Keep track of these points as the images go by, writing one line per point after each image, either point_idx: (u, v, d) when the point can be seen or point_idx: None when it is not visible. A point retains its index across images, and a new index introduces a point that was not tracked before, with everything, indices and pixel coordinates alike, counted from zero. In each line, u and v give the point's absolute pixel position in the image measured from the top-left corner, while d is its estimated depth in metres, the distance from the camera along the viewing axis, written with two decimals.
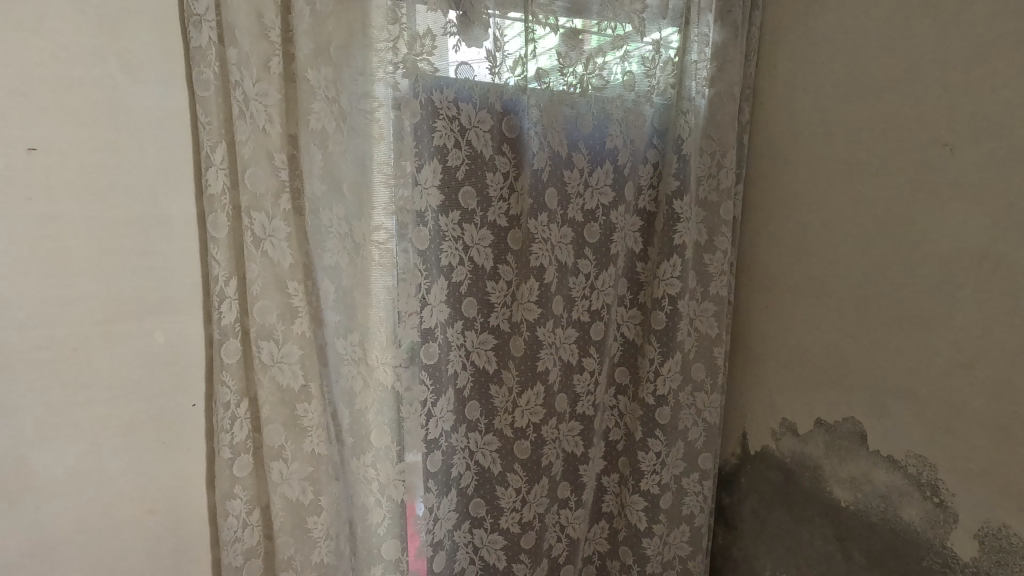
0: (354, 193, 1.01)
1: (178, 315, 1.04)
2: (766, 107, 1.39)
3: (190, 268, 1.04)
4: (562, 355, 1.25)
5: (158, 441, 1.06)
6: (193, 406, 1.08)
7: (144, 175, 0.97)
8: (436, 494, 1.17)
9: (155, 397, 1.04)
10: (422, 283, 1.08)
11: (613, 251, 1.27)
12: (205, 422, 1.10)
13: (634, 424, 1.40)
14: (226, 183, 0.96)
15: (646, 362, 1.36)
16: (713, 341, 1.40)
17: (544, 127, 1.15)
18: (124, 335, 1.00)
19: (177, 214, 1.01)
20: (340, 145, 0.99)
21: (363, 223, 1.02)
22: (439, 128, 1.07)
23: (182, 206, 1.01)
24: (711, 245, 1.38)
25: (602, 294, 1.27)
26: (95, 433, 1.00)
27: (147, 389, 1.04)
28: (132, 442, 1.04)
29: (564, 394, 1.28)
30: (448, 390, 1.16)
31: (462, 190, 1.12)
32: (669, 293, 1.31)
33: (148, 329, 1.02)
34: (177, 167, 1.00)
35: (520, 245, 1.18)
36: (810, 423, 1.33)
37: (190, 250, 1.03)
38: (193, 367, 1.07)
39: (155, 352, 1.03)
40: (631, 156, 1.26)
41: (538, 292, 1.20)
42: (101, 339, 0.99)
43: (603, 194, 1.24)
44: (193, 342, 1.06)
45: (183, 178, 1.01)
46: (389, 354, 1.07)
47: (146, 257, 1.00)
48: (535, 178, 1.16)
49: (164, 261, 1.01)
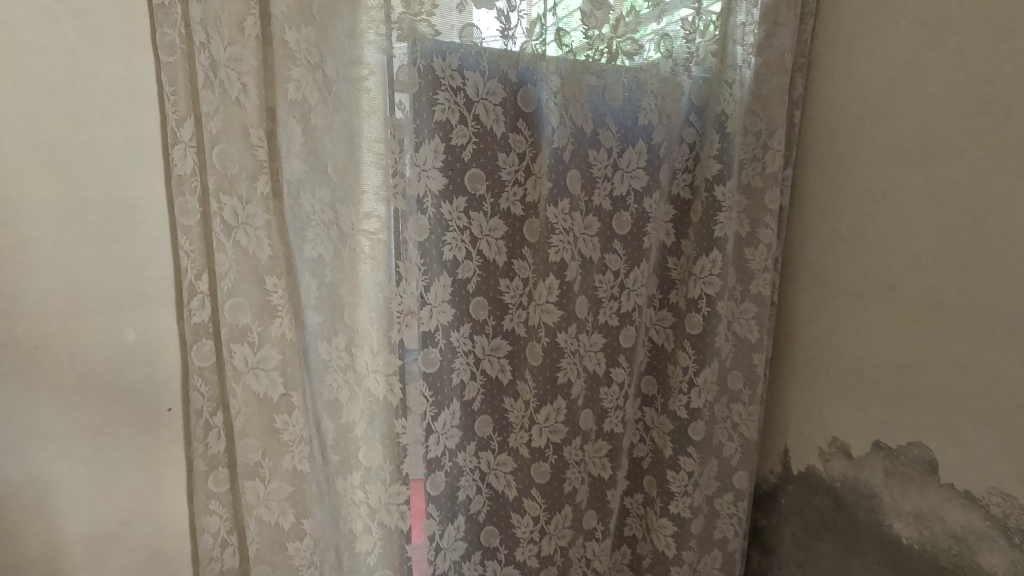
0: (346, 182, 0.89)
1: (152, 310, 0.93)
2: (823, 79, 1.20)
3: (165, 257, 0.92)
4: (587, 364, 1.10)
5: (128, 450, 0.95)
6: (170, 410, 0.97)
7: (106, 153, 0.86)
8: (439, 520, 1.05)
9: (124, 402, 0.94)
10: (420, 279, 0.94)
11: (645, 246, 1.11)
12: (182, 429, 0.99)
13: (664, 441, 1.25)
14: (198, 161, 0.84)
15: (679, 371, 1.20)
16: (753, 347, 1.24)
17: (565, 98, 0.99)
18: (86, 334, 0.89)
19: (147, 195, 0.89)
20: (324, 118, 0.86)
21: (345, 211, 0.89)
22: (441, 100, 0.91)
23: (154, 186, 0.90)
24: (753, 237, 1.21)
25: (633, 294, 1.12)
26: (56, 441, 0.90)
27: (117, 393, 0.93)
28: (99, 451, 0.93)
29: (589, 410, 1.13)
30: (452, 403, 1.02)
31: (469, 173, 0.97)
32: (705, 294, 1.16)
33: (114, 327, 0.91)
34: (146, 142, 0.88)
35: (543, 245, 1.03)
36: (865, 444, 1.16)
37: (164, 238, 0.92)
38: (169, 368, 0.96)
39: (126, 352, 0.92)
40: (667, 134, 1.09)
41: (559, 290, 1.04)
42: (65, 339, 0.88)
43: (636, 177, 1.08)
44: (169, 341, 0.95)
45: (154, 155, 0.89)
46: (386, 358, 0.92)
47: (114, 246, 0.88)
48: (553, 163, 1.01)
49: (134, 250, 0.90)
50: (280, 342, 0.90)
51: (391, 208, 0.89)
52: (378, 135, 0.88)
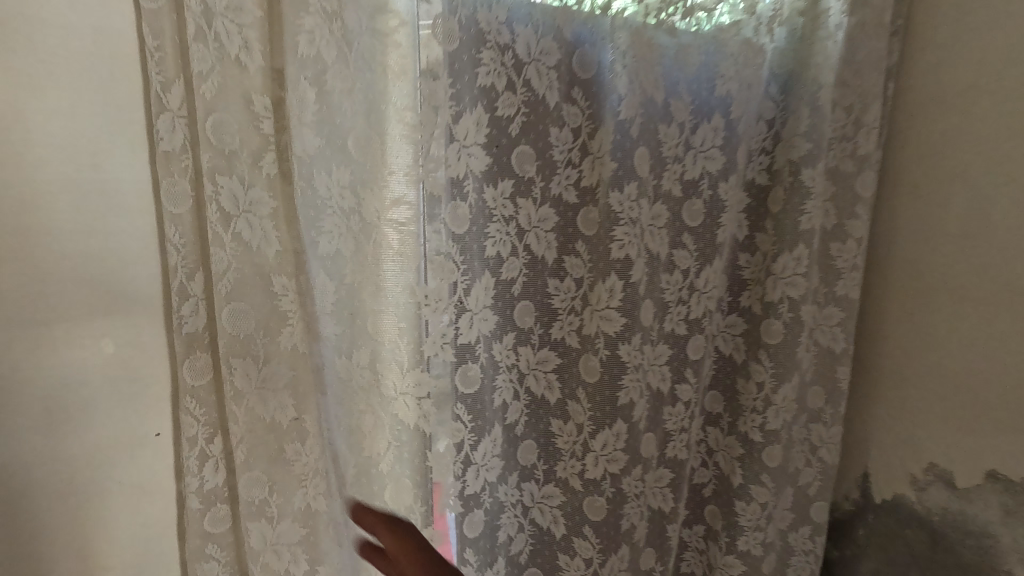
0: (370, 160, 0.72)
1: (125, 320, 0.70)
2: (923, 45, 1.02)
3: (143, 247, 0.70)
4: (649, 381, 0.93)
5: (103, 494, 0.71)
6: (156, 441, 0.73)
7: (67, 106, 0.64)
8: (477, 567, 0.87)
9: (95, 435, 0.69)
10: (459, 280, 0.77)
11: (719, 240, 0.94)
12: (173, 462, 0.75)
13: (731, 466, 1.08)
14: (191, 133, 0.67)
15: (752, 387, 1.04)
16: (838, 358, 1.06)
17: (633, 61, 0.82)
18: (48, 349, 0.66)
19: (117, 166, 0.67)
20: (343, 80, 0.69)
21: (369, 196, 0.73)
22: (485, 60, 0.74)
23: (129, 156, 0.68)
24: (841, 230, 1.03)
25: (704, 298, 0.95)
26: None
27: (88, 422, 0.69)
28: (63, 503, 0.68)
29: (650, 434, 0.96)
30: (495, 428, 0.85)
31: (517, 151, 0.80)
32: (785, 297, 0.99)
33: (86, 339, 0.68)
34: (117, 98, 0.66)
35: (600, 237, 0.87)
36: (976, 473, 0.99)
37: (142, 223, 0.70)
38: (148, 393, 0.72)
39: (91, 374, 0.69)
40: (747, 107, 0.91)
41: (623, 294, 0.85)
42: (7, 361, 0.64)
43: (710, 159, 0.91)
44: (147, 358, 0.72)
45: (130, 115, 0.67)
46: (416, 373, 0.76)
47: (73, 233, 0.66)
48: (615, 141, 0.84)
49: (101, 238, 0.67)
50: (290, 354, 0.75)
51: (426, 193, 0.72)
52: (410, 103, 0.73)
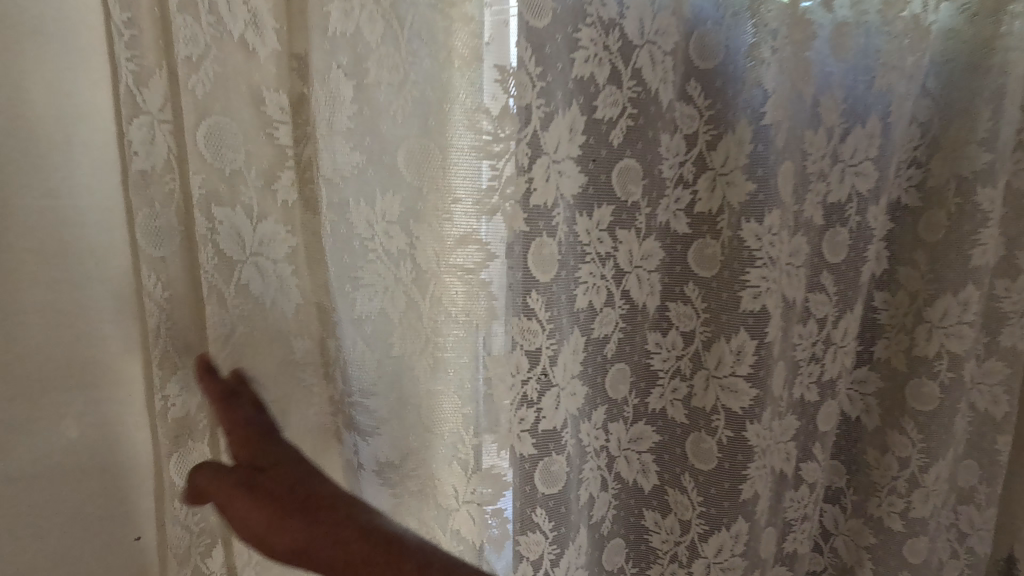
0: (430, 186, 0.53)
1: (91, 396, 0.50)
2: None
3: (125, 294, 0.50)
4: (776, 464, 0.70)
5: None
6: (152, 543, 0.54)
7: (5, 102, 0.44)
8: None
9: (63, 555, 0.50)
10: (545, 347, 0.56)
11: (862, 280, 0.73)
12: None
13: (857, 557, 0.86)
14: (180, 147, 0.46)
15: (892, 463, 0.82)
16: (1000, 425, 0.83)
17: (779, 41, 0.59)
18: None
19: (80, 180, 0.47)
20: (389, 61, 0.47)
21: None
22: (584, 41, 0.54)
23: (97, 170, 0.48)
24: (1010, 264, 0.80)
25: (839, 354, 0.74)
26: None
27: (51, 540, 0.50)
28: None
29: (773, 529, 0.73)
30: (580, 534, 0.64)
31: (619, 166, 0.59)
32: (941, 352, 0.77)
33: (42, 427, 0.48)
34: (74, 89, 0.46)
35: (732, 286, 0.62)
36: None
37: (115, 257, 0.49)
38: (136, 486, 0.53)
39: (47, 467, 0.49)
40: (907, 107, 0.70)
41: (753, 356, 0.62)
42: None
43: (861, 174, 0.69)
44: (125, 441, 0.52)
45: (98, 110, 0.47)
46: (482, 480, 0.54)
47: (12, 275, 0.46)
48: (756, 154, 0.59)
49: (55, 282, 0.47)
50: (318, 441, 0.56)
51: (508, 230, 0.51)
52: (478, 101, 0.48)
